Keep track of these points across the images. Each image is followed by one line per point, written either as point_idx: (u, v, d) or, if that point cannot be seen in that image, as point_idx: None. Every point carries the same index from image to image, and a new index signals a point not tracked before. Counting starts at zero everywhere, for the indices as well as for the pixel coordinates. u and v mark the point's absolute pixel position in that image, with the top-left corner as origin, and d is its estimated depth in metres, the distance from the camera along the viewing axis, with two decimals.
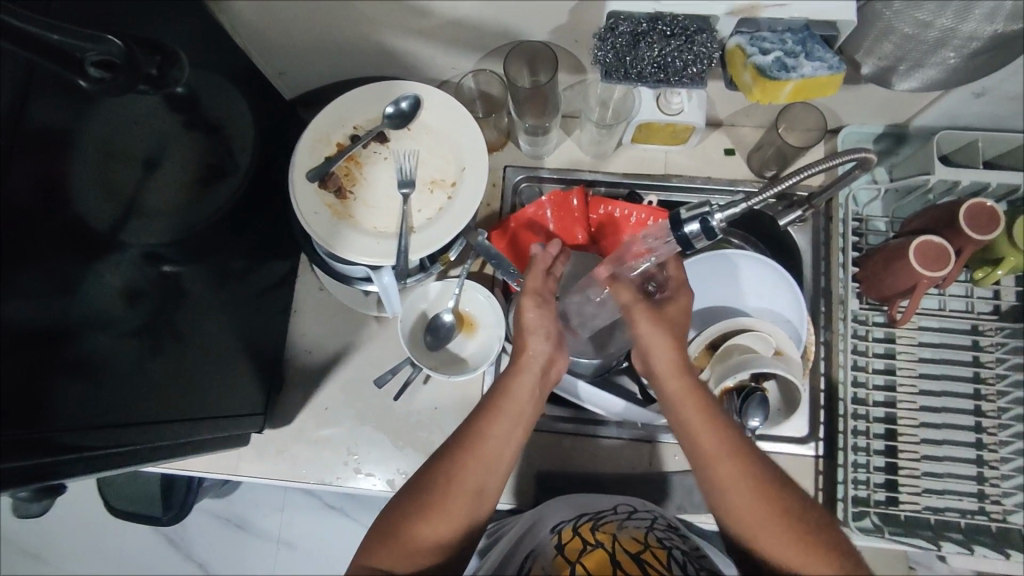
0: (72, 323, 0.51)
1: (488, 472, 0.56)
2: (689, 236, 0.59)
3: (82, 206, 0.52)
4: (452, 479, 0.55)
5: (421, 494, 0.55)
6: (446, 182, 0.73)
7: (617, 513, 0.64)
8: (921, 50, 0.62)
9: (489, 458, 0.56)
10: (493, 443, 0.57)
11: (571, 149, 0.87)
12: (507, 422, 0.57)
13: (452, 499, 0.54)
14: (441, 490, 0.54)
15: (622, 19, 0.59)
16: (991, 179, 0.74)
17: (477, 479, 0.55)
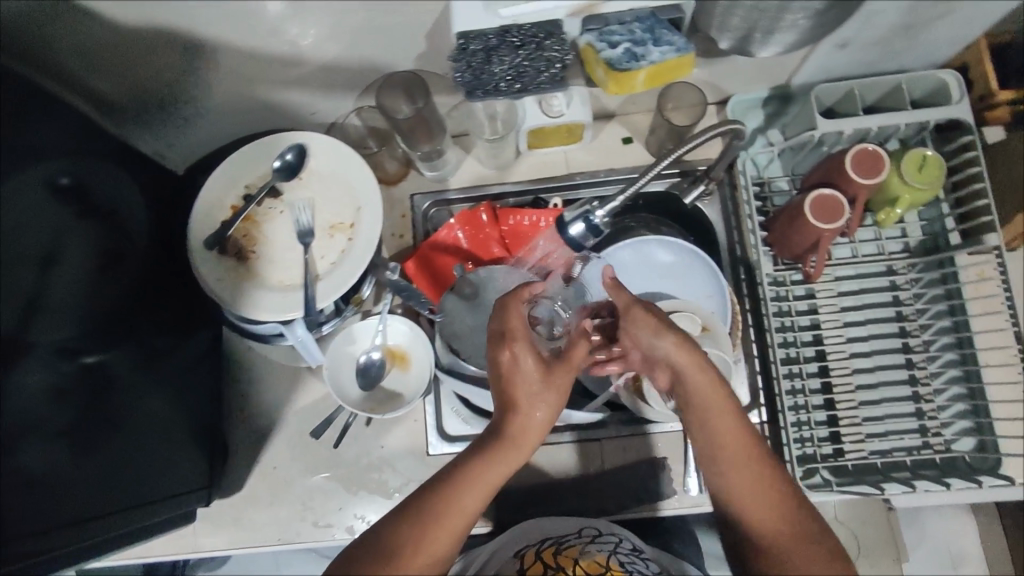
0: None
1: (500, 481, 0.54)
2: (576, 236, 0.60)
3: None
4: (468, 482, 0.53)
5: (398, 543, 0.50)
6: (345, 224, 0.73)
7: (581, 537, 0.66)
8: (768, 18, 0.64)
9: (474, 499, 0.53)
10: (481, 482, 0.53)
11: (473, 166, 0.88)
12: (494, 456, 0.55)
13: (435, 545, 0.51)
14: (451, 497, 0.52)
15: (472, 37, 0.58)
16: (872, 124, 0.75)
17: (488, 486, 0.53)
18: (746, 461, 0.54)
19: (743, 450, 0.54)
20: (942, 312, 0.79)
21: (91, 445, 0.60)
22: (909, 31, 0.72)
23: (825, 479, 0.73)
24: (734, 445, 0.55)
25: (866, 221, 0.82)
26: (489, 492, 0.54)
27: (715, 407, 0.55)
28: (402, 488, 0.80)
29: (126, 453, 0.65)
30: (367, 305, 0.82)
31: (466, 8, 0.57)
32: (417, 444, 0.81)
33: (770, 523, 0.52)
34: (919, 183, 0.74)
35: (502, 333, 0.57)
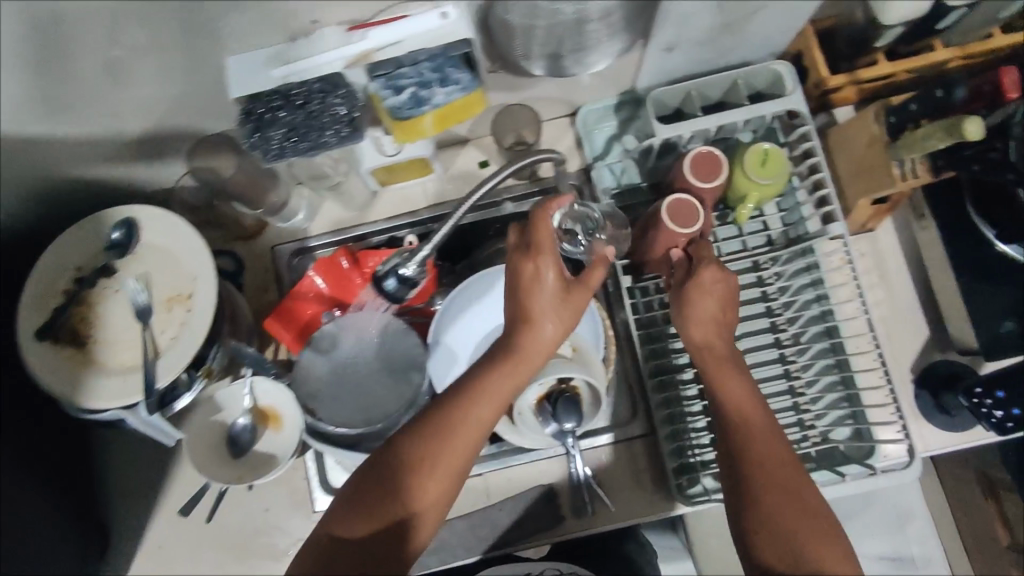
0: None
1: (488, 412, 0.57)
2: (392, 290, 0.59)
3: None
4: (461, 418, 0.57)
5: (410, 468, 0.55)
6: (183, 295, 0.70)
7: None
8: (570, 35, 0.62)
9: (477, 418, 0.57)
10: (491, 394, 0.58)
11: (331, 209, 0.85)
12: (501, 373, 0.59)
13: (450, 460, 0.56)
14: (446, 429, 0.56)
15: (253, 100, 0.56)
16: (708, 125, 0.75)
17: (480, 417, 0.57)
18: (754, 394, 0.60)
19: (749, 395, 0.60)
20: (810, 300, 0.78)
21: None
22: (731, 27, 0.70)
23: (704, 487, 0.75)
24: (737, 383, 0.61)
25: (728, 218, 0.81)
26: (503, 400, 0.59)
27: (716, 352, 0.63)
28: (291, 549, 0.78)
29: None
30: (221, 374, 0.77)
31: (239, 71, 0.55)
32: (303, 501, 0.80)
33: (771, 450, 0.57)
34: (766, 180, 0.73)
35: (529, 247, 0.61)
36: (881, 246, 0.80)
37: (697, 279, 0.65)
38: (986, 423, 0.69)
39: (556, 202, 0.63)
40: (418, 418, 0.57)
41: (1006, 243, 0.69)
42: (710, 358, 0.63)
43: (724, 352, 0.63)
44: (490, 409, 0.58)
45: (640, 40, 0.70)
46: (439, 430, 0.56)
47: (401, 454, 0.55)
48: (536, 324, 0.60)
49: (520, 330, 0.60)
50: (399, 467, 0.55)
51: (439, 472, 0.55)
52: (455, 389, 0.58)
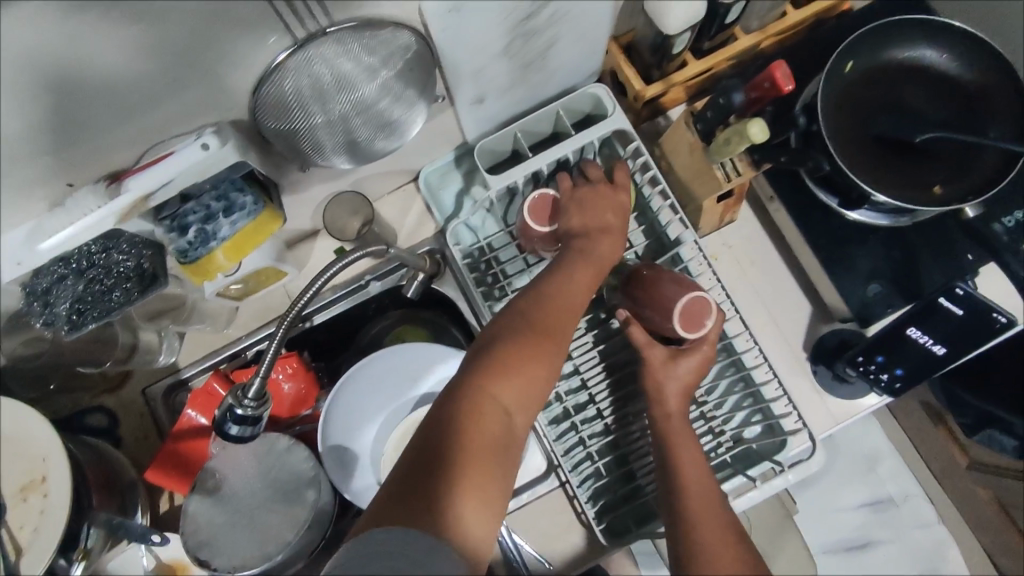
0: None
1: (566, 320, 0.61)
2: (240, 433, 0.56)
3: None
4: (541, 327, 0.59)
5: (492, 398, 0.53)
6: (37, 481, 0.64)
7: None
8: (363, 119, 0.60)
9: (559, 344, 0.59)
10: (567, 308, 0.61)
11: (197, 336, 0.81)
12: (573, 299, 0.62)
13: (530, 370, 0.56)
14: (529, 340, 0.58)
15: (34, 279, 0.54)
16: (541, 164, 0.74)
17: (565, 327, 0.60)
18: (705, 469, 0.60)
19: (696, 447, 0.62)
20: None
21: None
22: (531, 66, 0.69)
23: (631, 522, 0.73)
24: (698, 481, 0.59)
25: None
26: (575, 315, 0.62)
27: (681, 438, 0.62)
28: None
29: None
30: (99, 550, 0.69)
31: (2, 255, 0.51)
32: None
33: (725, 551, 0.56)
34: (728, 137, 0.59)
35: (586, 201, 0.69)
36: (746, 234, 0.80)
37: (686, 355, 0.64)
38: (878, 387, 0.68)
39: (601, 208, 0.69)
40: (482, 358, 0.56)
41: (853, 210, 0.70)
42: (669, 428, 0.63)
43: (684, 425, 0.63)
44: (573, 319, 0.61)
45: (445, 101, 0.68)
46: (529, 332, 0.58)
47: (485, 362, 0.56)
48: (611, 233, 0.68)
49: (581, 264, 0.65)
50: (476, 401, 0.53)
51: (520, 389, 0.55)
52: (528, 316, 0.59)
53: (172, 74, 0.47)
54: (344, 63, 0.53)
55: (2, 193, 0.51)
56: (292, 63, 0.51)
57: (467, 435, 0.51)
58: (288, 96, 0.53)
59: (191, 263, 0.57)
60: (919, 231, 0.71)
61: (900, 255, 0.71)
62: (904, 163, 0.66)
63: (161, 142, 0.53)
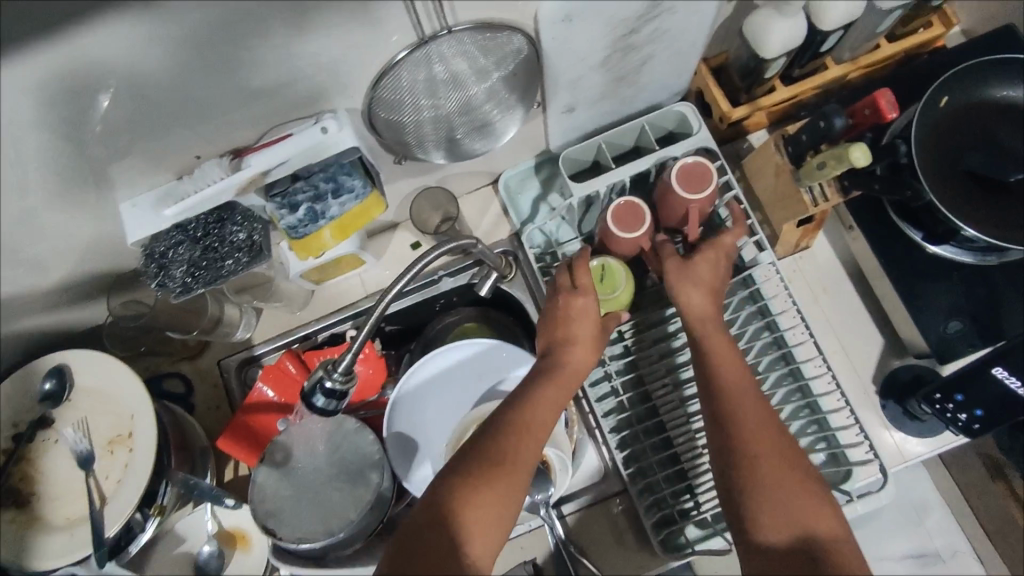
0: None
1: (581, 354, 0.65)
2: (323, 406, 0.59)
3: None
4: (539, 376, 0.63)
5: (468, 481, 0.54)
6: (124, 436, 0.69)
7: None
8: (462, 116, 0.63)
9: (564, 389, 0.62)
10: (580, 349, 0.65)
11: (271, 316, 0.85)
12: (583, 349, 0.65)
13: (519, 466, 0.56)
14: (513, 413, 0.59)
15: (154, 242, 0.57)
16: (623, 176, 0.75)
17: (577, 364, 0.64)
18: (745, 371, 0.62)
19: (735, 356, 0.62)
20: (761, 328, 0.77)
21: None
22: (625, 80, 0.71)
23: (688, 537, 0.72)
24: (743, 387, 0.60)
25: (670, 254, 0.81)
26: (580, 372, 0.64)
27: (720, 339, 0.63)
28: None
29: None
30: (172, 508, 0.72)
31: (133, 215, 0.56)
32: None
33: (779, 466, 0.56)
34: (609, 295, 0.71)
35: (578, 287, 0.67)
36: (821, 260, 0.80)
37: (702, 262, 0.67)
38: (952, 427, 0.67)
39: (636, 208, 0.71)
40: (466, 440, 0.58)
41: (937, 245, 0.70)
42: (705, 331, 0.64)
43: (720, 330, 0.64)
44: (587, 354, 0.65)
45: (538, 108, 0.71)
46: (512, 438, 0.57)
47: (452, 482, 0.54)
48: (570, 347, 0.65)
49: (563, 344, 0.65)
50: (450, 486, 0.54)
51: (501, 480, 0.54)
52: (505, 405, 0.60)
53: (309, 63, 0.51)
54: (458, 62, 0.56)
55: (136, 159, 0.55)
56: (408, 60, 0.54)
57: (465, 499, 0.53)
58: (404, 88, 0.57)
59: (297, 239, 0.61)
60: (1005, 270, 0.70)
61: (984, 293, 0.70)
62: (996, 200, 0.65)
63: (279, 124, 0.57)
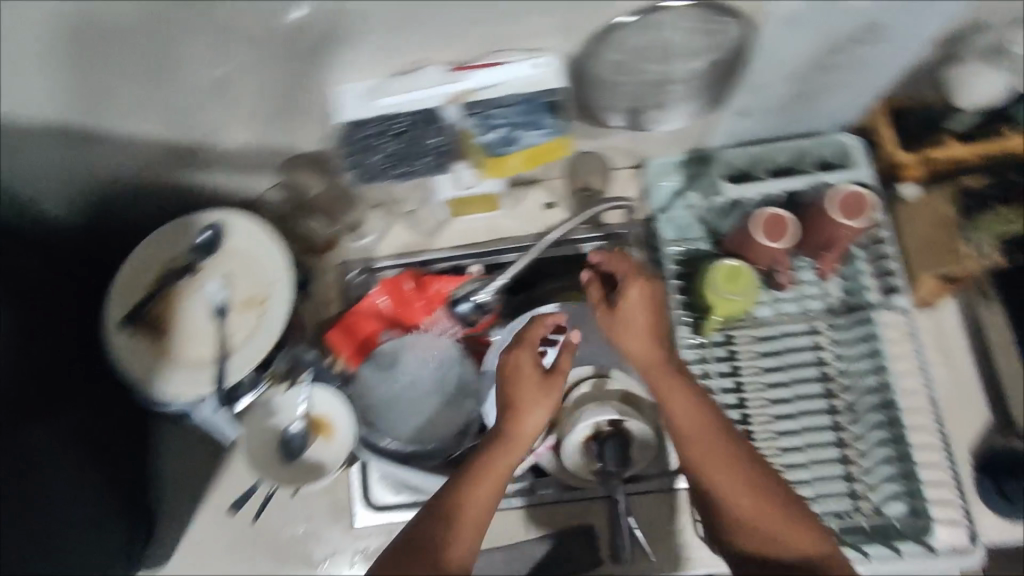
0: None
1: (536, 406, 0.60)
2: (464, 313, 0.83)
3: None
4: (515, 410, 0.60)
5: (466, 495, 0.55)
6: (258, 300, 0.74)
7: None
8: (648, 89, 0.65)
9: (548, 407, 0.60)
10: (519, 411, 0.59)
11: (402, 232, 0.87)
12: (539, 403, 0.60)
13: (483, 495, 0.55)
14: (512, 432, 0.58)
15: (358, 124, 0.62)
16: (775, 188, 0.77)
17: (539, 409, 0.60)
18: (697, 390, 0.60)
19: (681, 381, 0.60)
20: (869, 370, 0.77)
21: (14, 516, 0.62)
22: (806, 98, 0.73)
23: None
24: (694, 405, 0.59)
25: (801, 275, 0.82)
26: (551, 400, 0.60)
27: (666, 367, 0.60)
28: (329, 559, 0.80)
29: (55, 538, 0.67)
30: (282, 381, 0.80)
31: (349, 98, 0.61)
32: (343, 515, 0.81)
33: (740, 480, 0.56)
34: (733, 295, 0.75)
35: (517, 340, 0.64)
36: (944, 324, 0.80)
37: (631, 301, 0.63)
38: None
39: (780, 220, 0.73)
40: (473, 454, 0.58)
41: None
42: (641, 360, 0.61)
43: (669, 354, 0.62)
44: (540, 409, 0.60)
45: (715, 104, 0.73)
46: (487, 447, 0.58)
47: (458, 492, 0.55)
48: (524, 409, 0.59)
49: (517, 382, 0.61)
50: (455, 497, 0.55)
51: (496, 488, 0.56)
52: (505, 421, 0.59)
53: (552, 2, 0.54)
54: (672, 35, 0.58)
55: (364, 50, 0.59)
56: (631, 27, 0.57)
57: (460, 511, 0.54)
58: (620, 48, 0.60)
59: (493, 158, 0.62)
60: None
61: None
62: None
63: (496, 48, 0.59)
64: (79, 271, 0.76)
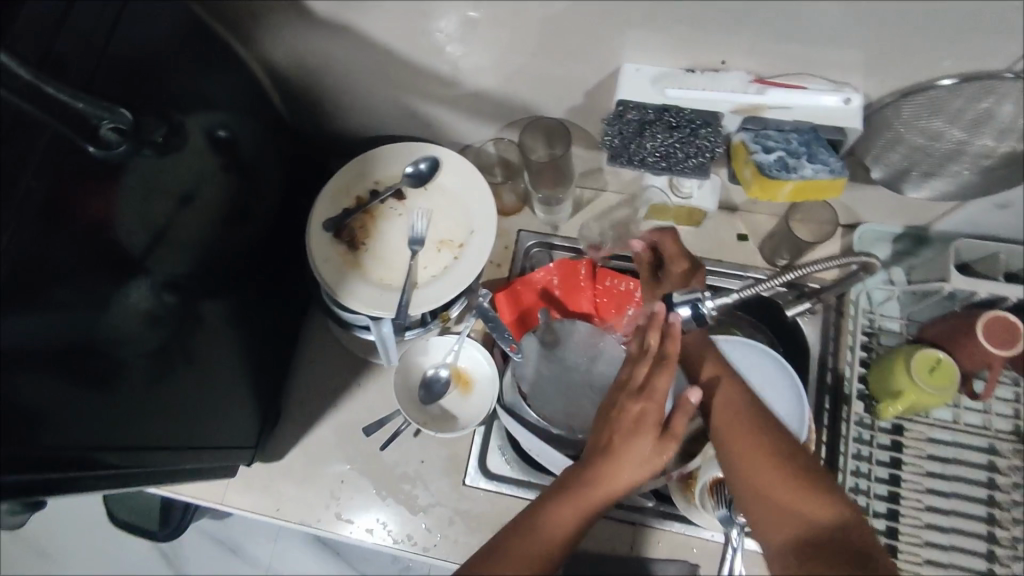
0: (96, 341, 0.56)
1: (627, 457, 0.57)
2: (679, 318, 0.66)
3: (121, 231, 0.58)
4: (603, 454, 0.58)
5: (542, 516, 0.56)
6: (455, 243, 0.76)
7: None
8: (931, 162, 0.62)
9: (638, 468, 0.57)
10: (636, 454, 0.57)
11: (587, 220, 0.87)
12: (644, 455, 0.57)
13: (562, 522, 0.56)
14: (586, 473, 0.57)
15: (631, 107, 0.61)
16: (1011, 292, 0.71)
17: (640, 468, 0.57)
18: (764, 445, 0.59)
19: (751, 444, 0.59)
20: None
21: (182, 369, 0.67)
22: None
23: None
24: (762, 461, 0.57)
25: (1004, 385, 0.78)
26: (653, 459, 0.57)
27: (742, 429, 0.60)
28: (428, 509, 0.80)
29: (204, 400, 0.71)
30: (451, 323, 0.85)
31: (634, 79, 0.60)
32: (455, 471, 0.81)
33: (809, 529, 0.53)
34: (931, 389, 0.70)
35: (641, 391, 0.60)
36: None
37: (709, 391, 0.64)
38: None
39: (1006, 325, 0.69)
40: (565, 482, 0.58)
41: None
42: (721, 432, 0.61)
43: (743, 420, 0.61)
44: (645, 465, 0.57)
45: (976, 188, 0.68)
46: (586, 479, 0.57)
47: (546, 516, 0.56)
48: (620, 464, 0.57)
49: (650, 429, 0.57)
50: (545, 516, 0.56)
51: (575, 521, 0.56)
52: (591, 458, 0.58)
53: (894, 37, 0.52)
54: (1004, 108, 0.55)
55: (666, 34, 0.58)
56: (945, 89, 0.55)
57: (531, 532, 0.56)
58: (936, 101, 0.56)
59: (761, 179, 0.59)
60: None
61: None
62: None
63: (800, 73, 0.57)
64: (276, 165, 0.81)
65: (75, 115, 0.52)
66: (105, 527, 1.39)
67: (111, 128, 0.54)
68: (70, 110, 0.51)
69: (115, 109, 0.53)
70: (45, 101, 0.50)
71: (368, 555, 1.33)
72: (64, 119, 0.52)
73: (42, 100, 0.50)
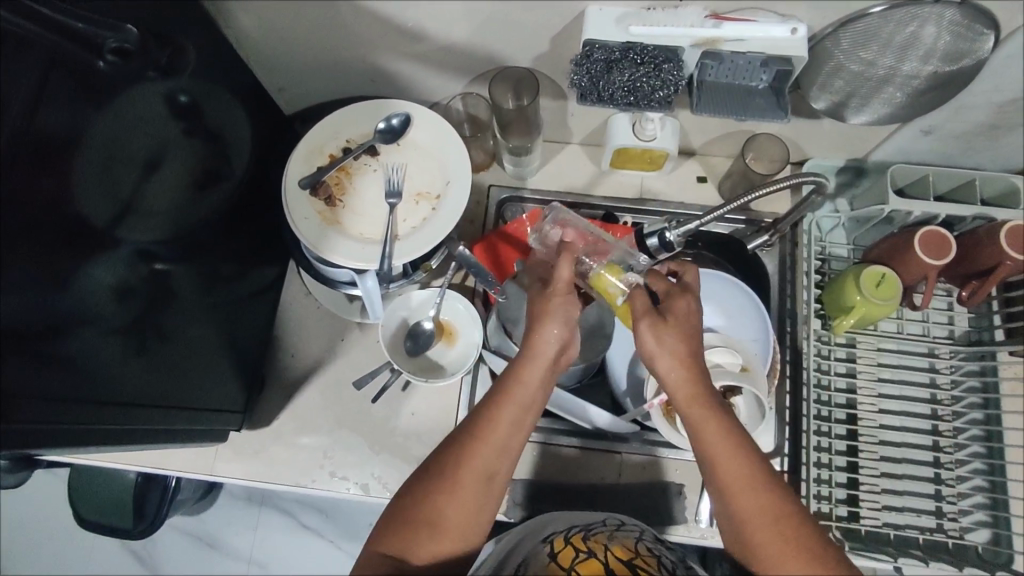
0: (64, 315, 0.54)
1: (528, 391, 0.58)
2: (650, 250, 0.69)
3: (91, 173, 0.56)
4: (502, 394, 0.58)
5: (443, 476, 0.55)
6: (432, 195, 0.78)
7: (607, 525, 0.66)
8: (867, 88, 0.68)
9: (532, 392, 0.58)
10: (529, 383, 0.58)
11: (555, 172, 0.91)
12: (538, 372, 0.58)
13: (472, 478, 0.55)
14: (484, 417, 0.57)
15: (597, 47, 0.65)
16: (939, 211, 0.78)
17: (534, 388, 0.58)
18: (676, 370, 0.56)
19: (675, 374, 0.56)
20: (975, 404, 0.83)
21: (157, 340, 0.66)
22: (994, 129, 0.76)
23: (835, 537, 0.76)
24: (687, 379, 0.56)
25: (941, 297, 0.86)
26: (547, 378, 0.59)
27: (684, 354, 0.56)
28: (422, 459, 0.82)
29: (186, 367, 0.71)
30: (430, 278, 0.87)
31: (600, 21, 0.63)
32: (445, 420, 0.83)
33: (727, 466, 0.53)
34: (880, 300, 0.77)
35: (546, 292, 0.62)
36: None
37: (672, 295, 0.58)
38: None
39: (939, 240, 0.76)
40: (460, 434, 0.58)
41: None
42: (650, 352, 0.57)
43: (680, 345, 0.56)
44: (538, 389, 0.58)
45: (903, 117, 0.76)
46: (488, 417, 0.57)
47: (448, 470, 0.56)
48: (519, 394, 0.58)
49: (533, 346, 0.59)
50: (447, 473, 0.55)
51: (481, 466, 0.56)
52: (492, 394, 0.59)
53: None
54: (927, 31, 0.61)
55: None
56: (876, 16, 0.60)
57: (439, 494, 0.55)
58: (874, 30, 0.62)
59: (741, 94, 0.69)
60: None
61: None
62: None
63: (750, 8, 0.62)
64: (244, 128, 0.80)
65: (80, 35, 0.51)
66: (70, 529, 1.33)
67: (115, 49, 0.54)
68: (74, 32, 0.51)
69: (119, 26, 0.53)
70: (62, 26, 0.50)
71: (353, 529, 1.33)
72: (69, 36, 0.50)
73: (64, 28, 0.50)
